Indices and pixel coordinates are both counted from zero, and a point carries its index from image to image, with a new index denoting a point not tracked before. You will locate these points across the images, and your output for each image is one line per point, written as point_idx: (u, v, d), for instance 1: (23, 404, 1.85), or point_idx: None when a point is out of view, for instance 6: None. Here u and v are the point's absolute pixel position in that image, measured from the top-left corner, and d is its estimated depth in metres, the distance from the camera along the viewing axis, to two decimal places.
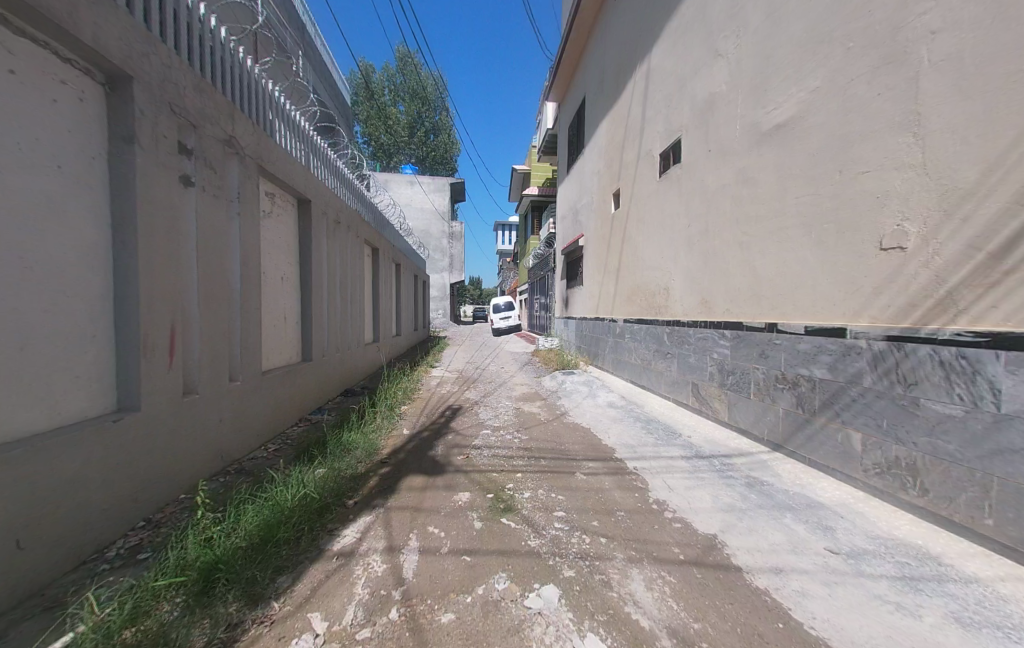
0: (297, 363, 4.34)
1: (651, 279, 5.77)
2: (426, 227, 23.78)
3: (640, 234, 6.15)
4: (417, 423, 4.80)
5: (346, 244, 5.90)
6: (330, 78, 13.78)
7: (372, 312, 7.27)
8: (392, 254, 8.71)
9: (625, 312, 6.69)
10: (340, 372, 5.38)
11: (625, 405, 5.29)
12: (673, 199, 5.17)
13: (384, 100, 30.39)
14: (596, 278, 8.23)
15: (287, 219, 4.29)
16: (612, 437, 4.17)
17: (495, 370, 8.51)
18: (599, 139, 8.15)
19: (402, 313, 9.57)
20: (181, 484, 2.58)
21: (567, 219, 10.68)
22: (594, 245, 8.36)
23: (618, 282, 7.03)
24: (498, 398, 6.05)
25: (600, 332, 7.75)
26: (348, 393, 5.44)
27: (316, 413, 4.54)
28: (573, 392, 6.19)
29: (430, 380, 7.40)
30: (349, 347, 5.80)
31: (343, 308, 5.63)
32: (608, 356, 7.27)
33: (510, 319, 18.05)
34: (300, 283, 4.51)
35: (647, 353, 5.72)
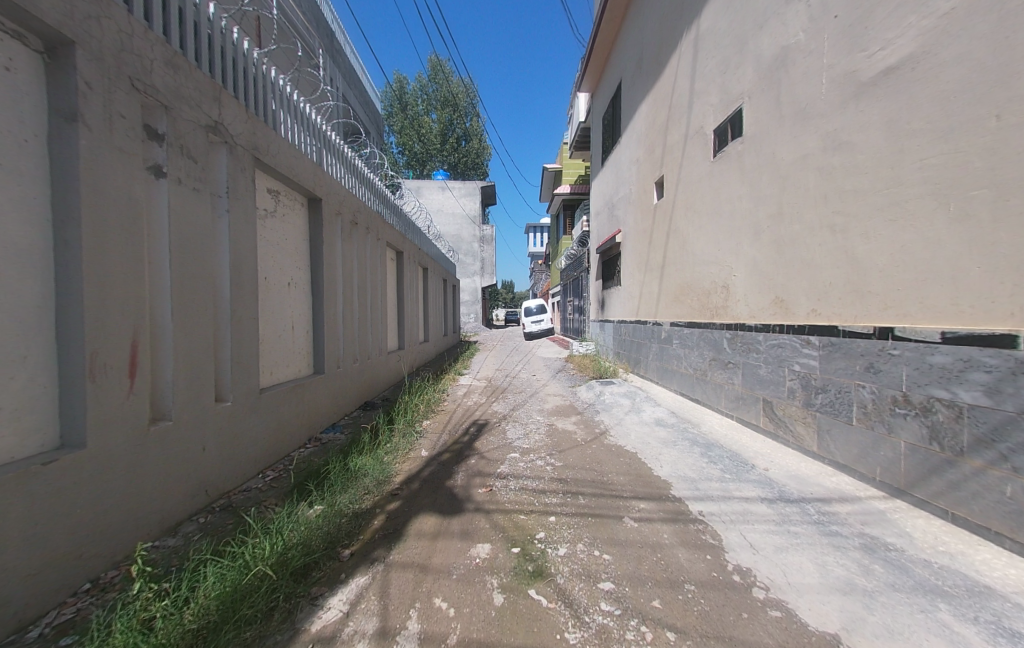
0: (308, 377, 3.93)
1: (705, 275, 4.95)
2: (457, 231, 23.61)
3: (691, 224, 5.33)
4: (438, 443, 4.25)
5: (366, 246, 5.50)
6: (361, 86, 13.81)
7: (396, 318, 6.87)
8: (417, 257, 8.32)
9: (673, 315, 5.88)
10: (358, 384, 4.97)
11: (677, 423, 4.51)
12: (734, 179, 4.36)
13: (416, 109, 30.75)
14: (636, 277, 7.43)
15: (297, 219, 3.90)
16: (666, 467, 3.43)
17: (526, 378, 7.89)
18: (639, 123, 7.35)
19: (430, 319, 9.17)
20: (145, 530, 2.16)
21: (602, 215, 9.89)
22: (634, 240, 7.55)
23: (664, 280, 6.22)
24: (529, 412, 5.43)
25: (643, 336, 6.93)
26: (367, 407, 5.02)
27: (329, 431, 4.12)
28: (613, 407, 5.46)
29: (457, 390, 6.89)
30: (369, 356, 5.38)
31: (363, 314, 5.21)
32: (653, 364, 6.45)
33: (542, 323, 17.37)
34: (311, 288, 4.11)
35: (703, 361, 4.89)
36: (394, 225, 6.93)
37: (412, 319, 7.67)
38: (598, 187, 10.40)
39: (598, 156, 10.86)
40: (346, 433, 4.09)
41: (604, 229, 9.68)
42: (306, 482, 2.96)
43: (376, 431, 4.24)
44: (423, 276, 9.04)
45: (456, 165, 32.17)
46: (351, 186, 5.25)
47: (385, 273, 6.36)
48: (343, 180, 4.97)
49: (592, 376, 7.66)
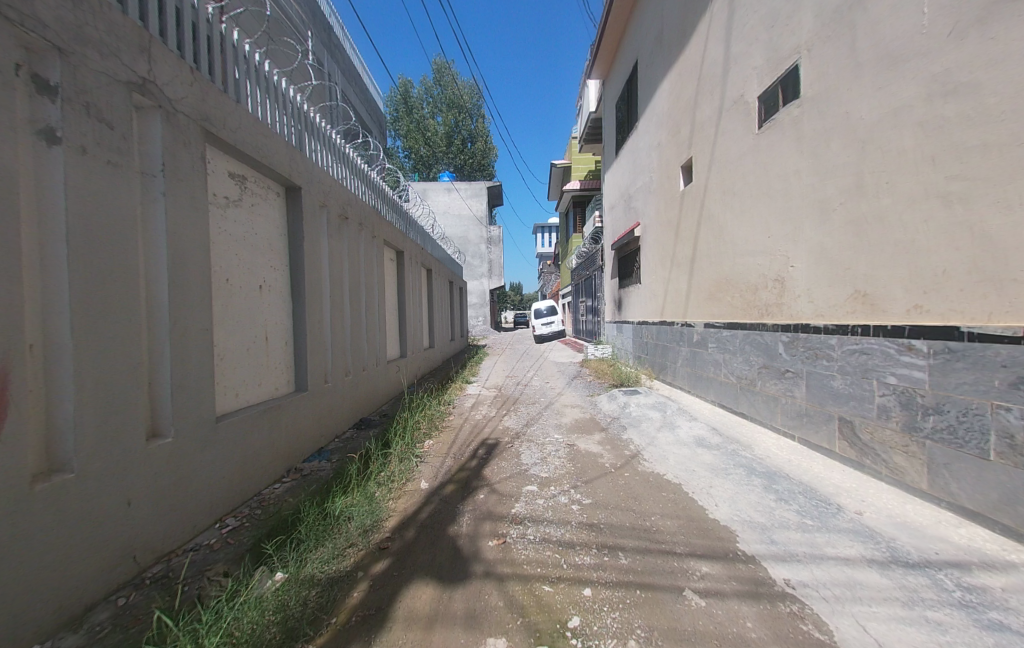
0: (286, 396, 3.30)
1: (749, 267, 4.20)
2: (464, 233, 23.04)
3: (728, 208, 4.60)
4: (441, 472, 3.55)
5: (363, 244, 4.88)
6: (362, 83, 13.27)
7: (396, 323, 6.25)
8: (420, 258, 7.70)
9: (706, 314, 5.14)
10: (352, 401, 4.34)
11: (724, 445, 3.78)
12: (791, 151, 3.63)
13: (421, 111, 30.35)
14: (658, 272, 6.69)
15: (273, 210, 3.29)
16: (725, 508, 2.71)
17: (540, 387, 7.19)
18: (660, 102, 6.59)
19: (434, 324, 8.54)
20: (27, 636, 1.51)
21: (617, 208, 9.16)
22: (657, 233, 6.77)
23: (694, 275, 5.47)
24: (546, 428, 4.74)
25: (669, 339, 6.20)
26: (360, 427, 4.34)
27: (313, 459, 3.45)
28: (641, 422, 4.73)
29: (464, 401, 6.24)
30: (365, 368, 4.73)
31: (357, 320, 4.57)
32: (683, 370, 5.71)
33: (553, 325, 16.65)
34: (291, 291, 3.47)
35: (750, 369, 4.15)
36: (394, 224, 6.29)
37: (415, 325, 7.05)
38: (612, 179, 9.67)
39: (612, 146, 10.10)
40: (334, 462, 3.41)
41: (620, 222, 8.95)
42: (272, 537, 2.29)
43: (368, 458, 3.54)
44: (427, 278, 8.42)
45: (462, 166, 31.64)
46: (345, 182, 4.63)
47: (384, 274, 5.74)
48: (333, 171, 4.35)
49: (612, 384, 6.93)
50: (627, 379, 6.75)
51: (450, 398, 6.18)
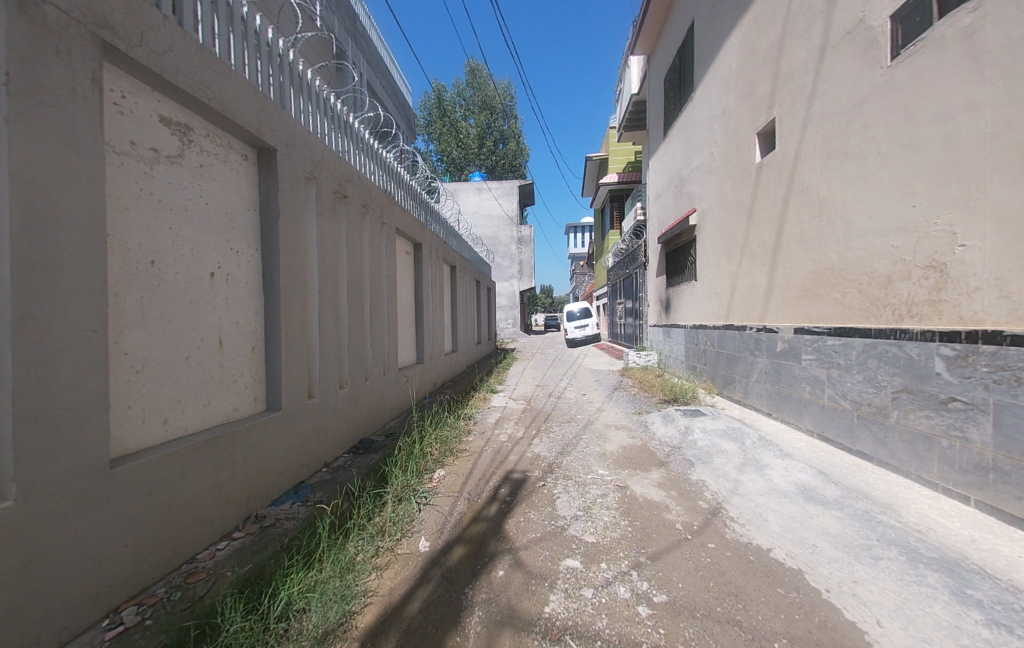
0: (251, 419, 2.49)
1: (876, 251, 3.04)
2: (495, 233, 22.33)
3: (838, 175, 3.43)
4: (449, 524, 2.61)
5: (369, 230, 4.06)
6: (388, 77, 12.82)
7: (411, 324, 5.42)
8: (443, 253, 6.89)
9: (796, 316, 3.97)
10: (349, 419, 3.52)
11: (848, 504, 2.66)
12: (960, 77, 2.46)
13: (453, 113, 30.08)
14: (723, 266, 5.49)
15: (236, 175, 2.51)
16: (901, 635, 1.64)
17: (575, 400, 6.17)
18: (726, 61, 5.42)
19: (459, 326, 7.72)
20: None
21: (666, 196, 7.95)
22: (719, 219, 5.57)
23: (776, 266, 4.29)
24: (586, 458, 3.73)
25: (738, 347, 5.03)
26: (356, 450, 3.51)
27: (284, 497, 2.63)
28: (712, 456, 3.62)
29: (488, 416, 5.35)
30: (368, 379, 3.92)
31: (358, 321, 3.76)
32: (761, 387, 4.52)
33: (588, 329, 15.51)
34: (263, 282, 2.67)
35: (878, 393, 3.01)
36: (410, 213, 5.46)
37: (434, 327, 6.21)
38: (659, 163, 8.46)
39: (657, 127, 8.93)
40: (309, 503, 2.57)
41: (669, 211, 7.76)
42: None
43: (356, 499, 2.68)
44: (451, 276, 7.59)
45: (494, 167, 31.05)
46: (347, 156, 3.81)
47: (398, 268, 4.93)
48: (331, 140, 3.52)
49: (664, 400, 5.80)
50: (682, 396, 5.59)
51: (471, 413, 5.27)
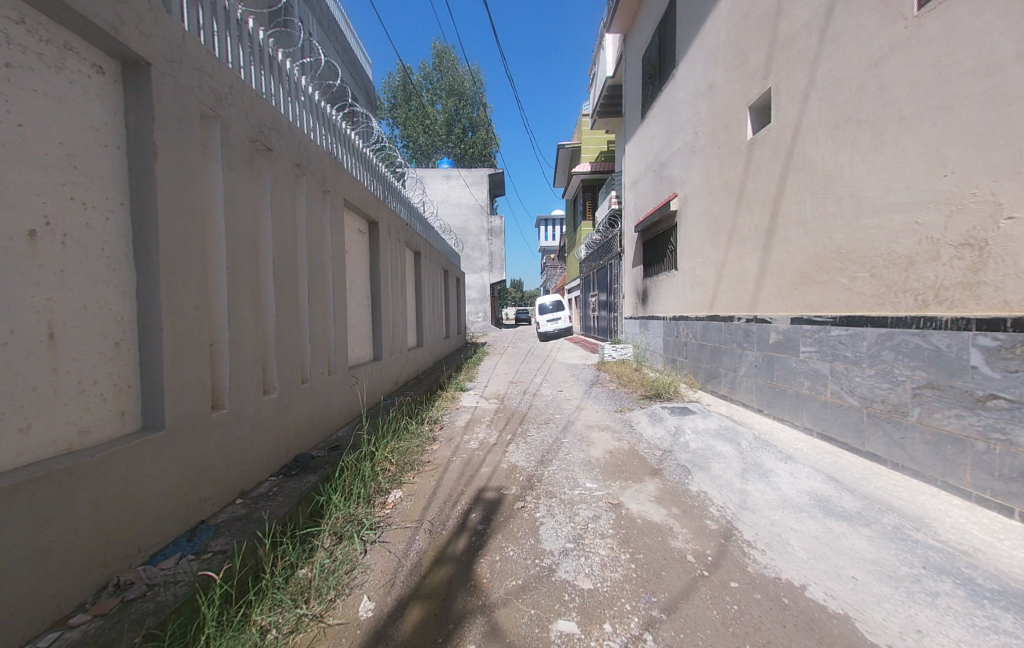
0: (115, 445, 1.74)
1: (899, 230, 2.68)
2: (463, 223, 21.48)
3: (849, 146, 3.05)
4: (403, 573, 1.98)
5: (308, 198, 3.28)
6: (347, 47, 11.71)
7: (365, 315, 4.68)
8: (406, 236, 6.12)
9: (792, 305, 3.63)
10: (278, 433, 2.79)
11: (873, 518, 2.30)
12: (1016, 21, 2.09)
13: (419, 97, 28.71)
14: (706, 253, 5.12)
15: (82, 93, 1.70)
16: None
17: (551, 398, 5.67)
18: (713, 30, 5.00)
19: (423, 317, 6.99)
20: None
21: (643, 180, 7.53)
22: (703, 202, 5.19)
23: (769, 251, 3.93)
24: (570, 468, 3.20)
25: (724, 338, 4.69)
26: (287, 469, 2.80)
27: (169, 550, 1.91)
28: (709, 461, 3.21)
29: (454, 419, 4.73)
30: (306, 380, 3.18)
31: (292, 309, 3.00)
32: (750, 382, 4.19)
33: (559, 322, 15.13)
34: (134, 251, 1.89)
35: (895, 389, 2.68)
36: (364, 185, 4.65)
37: (394, 318, 5.48)
38: (636, 146, 8.02)
39: (633, 109, 8.50)
40: (202, 557, 1.86)
41: (647, 197, 7.37)
42: None
43: (273, 545, 1.99)
44: (416, 263, 6.83)
45: (462, 155, 29.95)
46: (275, 102, 3.00)
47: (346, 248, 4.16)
48: (248, 75, 2.71)
49: (645, 396, 5.42)
50: (664, 392, 5.23)
51: (436, 416, 4.62)
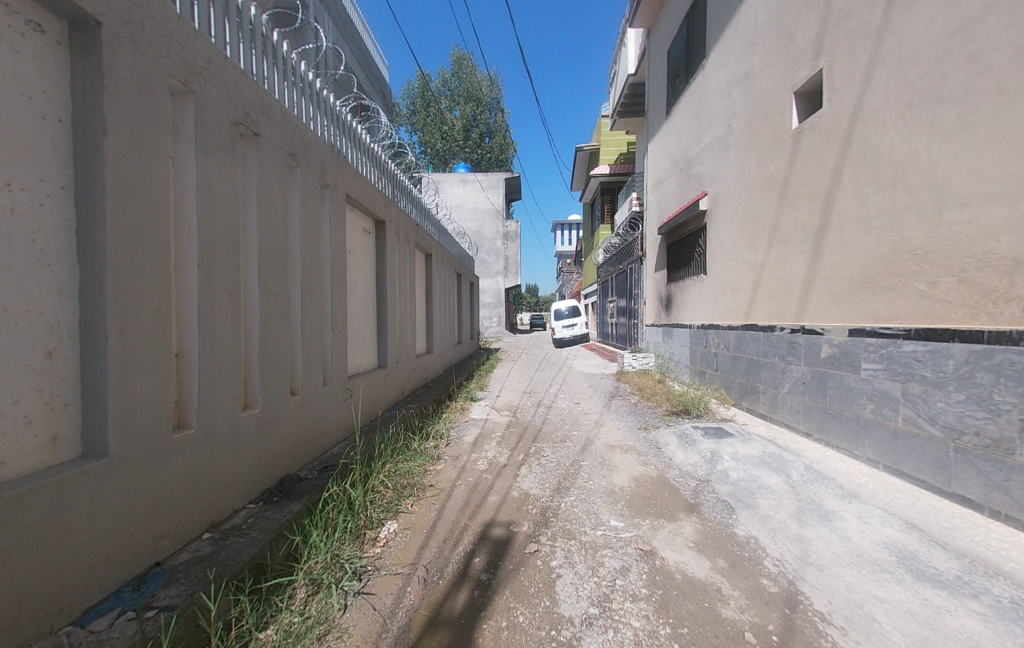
0: (38, 477, 1.43)
1: (999, 225, 2.20)
2: (479, 227, 21.28)
3: (926, 128, 2.58)
4: (387, 641, 1.60)
5: (303, 191, 2.98)
6: (363, 51, 11.67)
7: (370, 321, 4.37)
8: (416, 237, 5.82)
9: (850, 314, 3.14)
10: (260, 453, 2.47)
11: (981, 586, 1.82)
12: None
13: (437, 103, 28.84)
14: (742, 255, 4.64)
15: (10, 53, 1.42)
16: None
17: (568, 411, 5.25)
18: (749, 12, 4.56)
19: (434, 323, 6.68)
20: None
21: (668, 179, 7.07)
22: (738, 200, 4.72)
23: (819, 253, 3.45)
24: (591, 499, 2.78)
25: (764, 351, 4.20)
26: (269, 496, 2.46)
27: (107, 604, 1.58)
28: (755, 497, 2.74)
29: (463, 433, 4.37)
30: (296, 393, 2.86)
31: (282, 314, 2.69)
32: (796, 401, 3.70)
33: (575, 328, 14.66)
34: (77, 243, 1.60)
35: (995, 420, 2.19)
36: (370, 182, 4.35)
37: (402, 324, 5.16)
38: (660, 144, 7.57)
39: (656, 105, 8.07)
40: (143, 615, 1.53)
41: (672, 197, 6.91)
42: None
43: (232, 600, 1.64)
44: (427, 265, 6.51)
45: (478, 159, 29.88)
46: (266, 85, 2.71)
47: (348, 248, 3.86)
48: (235, 52, 2.42)
49: (671, 412, 4.95)
50: (694, 408, 4.75)
51: (443, 430, 4.24)
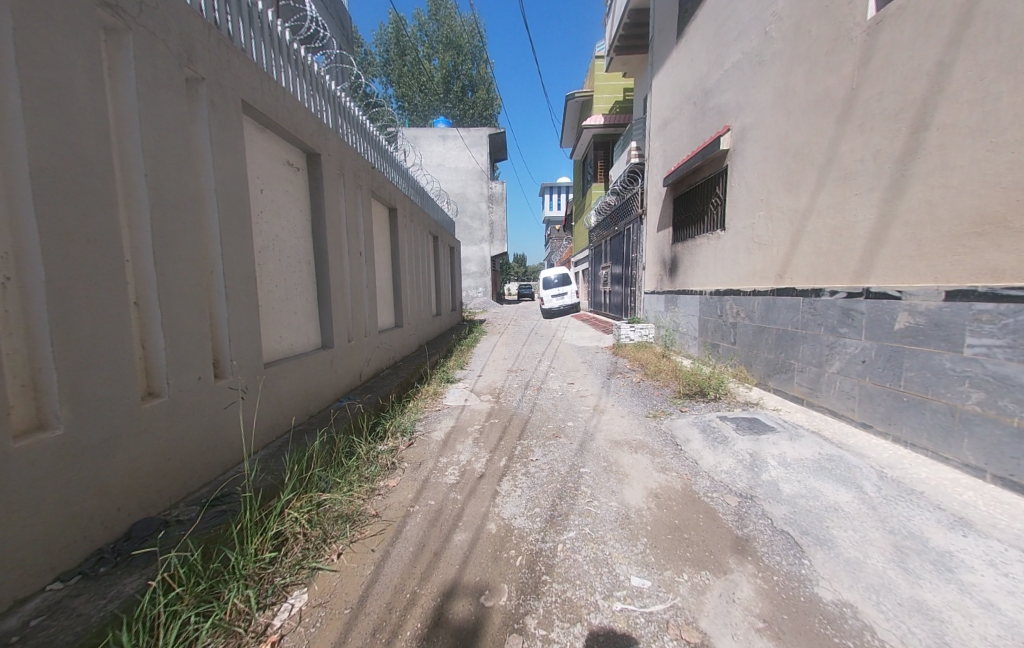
0: None
1: None
2: (461, 190, 19.75)
3: None
4: None
5: (161, 81, 1.92)
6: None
7: (307, 289, 3.37)
8: (375, 186, 4.72)
9: (952, 269, 2.31)
10: (81, 495, 1.57)
11: None
12: None
13: (413, 51, 26.22)
14: (777, 202, 3.73)
15: None
16: None
17: (561, 394, 4.42)
18: None
19: (404, 291, 5.67)
20: None
21: (679, 118, 5.98)
22: (775, 130, 3.74)
23: (901, 190, 2.57)
24: (597, 531, 1.97)
25: (803, 320, 3.38)
26: (99, 562, 1.57)
27: None
28: (827, 527, 1.96)
29: (433, 426, 3.51)
30: (158, 395, 1.93)
31: (117, 272, 1.72)
32: (851, 384, 2.92)
33: (565, 297, 13.78)
34: None
35: None
36: (299, 101, 3.20)
37: (357, 292, 4.15)
38: (670, 76, 6.40)
39: (664, 32, 6.84)
40: None
41: (683, 139, 5.85)
42: None
43: None
44: (394, 221, 5.42)
45: (460, 116, 27.62)
46: None
47: (260, 185, 2.79)
48: None
49: (682, 395, 4.10)
50: (708, 388, 3.95)
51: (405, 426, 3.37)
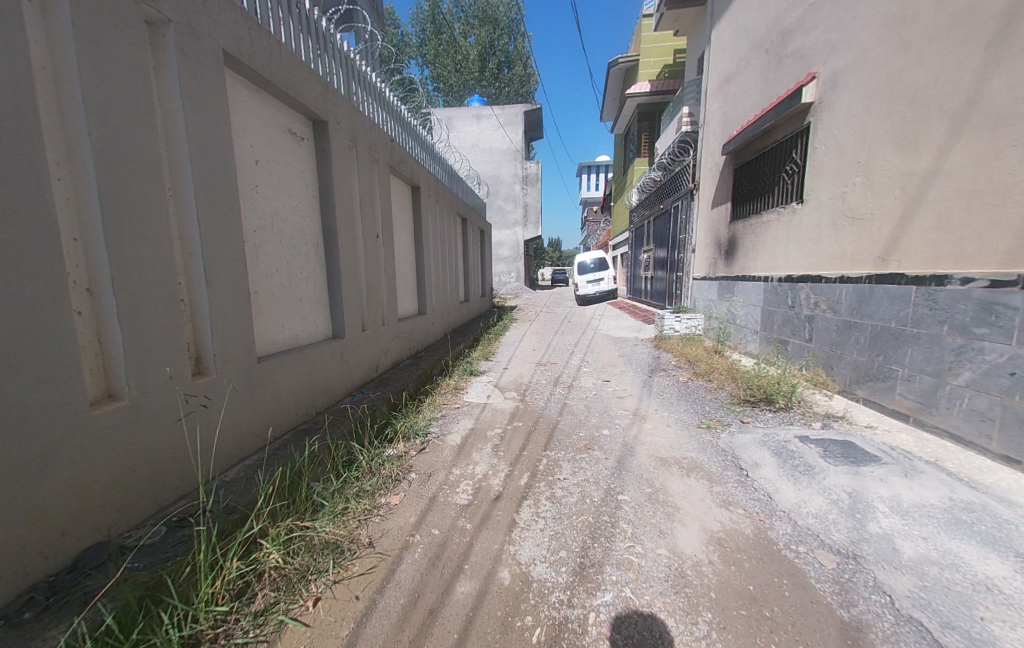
0: None
1: None
2: (496, 171, 19.15)
3: None
4: None
5: (104, 18, 1.57)
6: None
7: (314, 274, 3.05)
8: (397, 160, 4.34)
9: None
10: (4, 523, 1.28)
11: None
12: None
13: (449, 29, 25.49)
14: (884, 165, 2.97)
15: None
16: None
17: (596, 393, 3.93)
18: None
19: (429, 276, 5.31)
20: None
21: (747, 73, 5.11)
22: (886, 71, 2.95)
23: None
24: (644, 594, 1.51)
25: (914, 316, 2.67)
26: (27, 605, 1.31)
27: None
28: (986, 620, 1.36)
29: (454, 427, 3.15)
30: (116, 399, 1.63)
31: (52, 254, 1.41)
32: (989, 403, 2.23)
33: (602, 284, 13.03)
34: None
35: None
36: (304, 60, 2.83)
37: (373, 277, 3.81)
38: (735, 25, 5.47)
39: None
40: None
41: (751, 98, 4.99)
42: None
43: None
44: (418, 200, 5.03)
45: (496, 94, 26.70)
46: None
47: (253, 154, 2.46)
48: None
49: (743, 400, 3.48)
50: (779, 395, 3.29)
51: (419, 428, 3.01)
